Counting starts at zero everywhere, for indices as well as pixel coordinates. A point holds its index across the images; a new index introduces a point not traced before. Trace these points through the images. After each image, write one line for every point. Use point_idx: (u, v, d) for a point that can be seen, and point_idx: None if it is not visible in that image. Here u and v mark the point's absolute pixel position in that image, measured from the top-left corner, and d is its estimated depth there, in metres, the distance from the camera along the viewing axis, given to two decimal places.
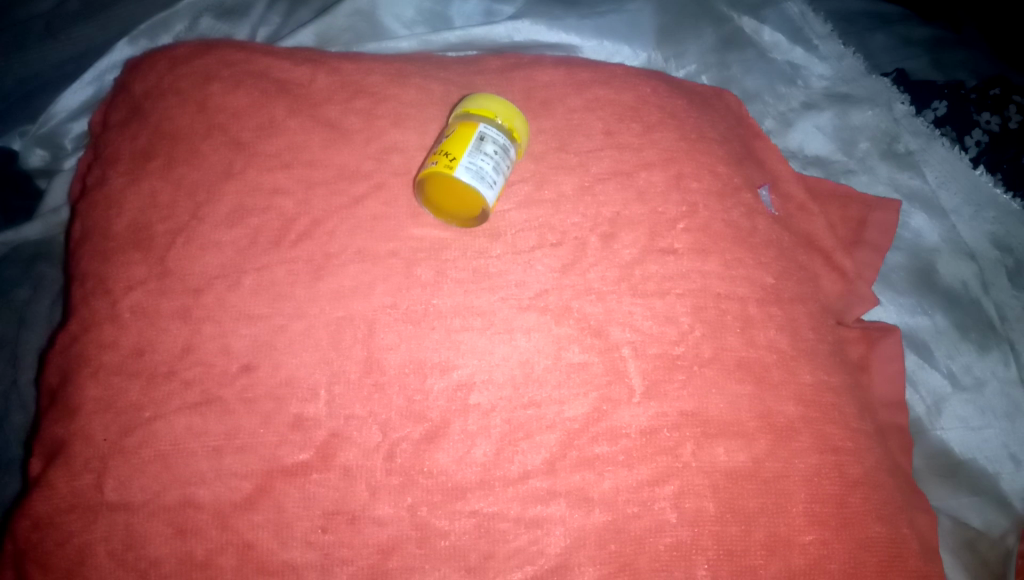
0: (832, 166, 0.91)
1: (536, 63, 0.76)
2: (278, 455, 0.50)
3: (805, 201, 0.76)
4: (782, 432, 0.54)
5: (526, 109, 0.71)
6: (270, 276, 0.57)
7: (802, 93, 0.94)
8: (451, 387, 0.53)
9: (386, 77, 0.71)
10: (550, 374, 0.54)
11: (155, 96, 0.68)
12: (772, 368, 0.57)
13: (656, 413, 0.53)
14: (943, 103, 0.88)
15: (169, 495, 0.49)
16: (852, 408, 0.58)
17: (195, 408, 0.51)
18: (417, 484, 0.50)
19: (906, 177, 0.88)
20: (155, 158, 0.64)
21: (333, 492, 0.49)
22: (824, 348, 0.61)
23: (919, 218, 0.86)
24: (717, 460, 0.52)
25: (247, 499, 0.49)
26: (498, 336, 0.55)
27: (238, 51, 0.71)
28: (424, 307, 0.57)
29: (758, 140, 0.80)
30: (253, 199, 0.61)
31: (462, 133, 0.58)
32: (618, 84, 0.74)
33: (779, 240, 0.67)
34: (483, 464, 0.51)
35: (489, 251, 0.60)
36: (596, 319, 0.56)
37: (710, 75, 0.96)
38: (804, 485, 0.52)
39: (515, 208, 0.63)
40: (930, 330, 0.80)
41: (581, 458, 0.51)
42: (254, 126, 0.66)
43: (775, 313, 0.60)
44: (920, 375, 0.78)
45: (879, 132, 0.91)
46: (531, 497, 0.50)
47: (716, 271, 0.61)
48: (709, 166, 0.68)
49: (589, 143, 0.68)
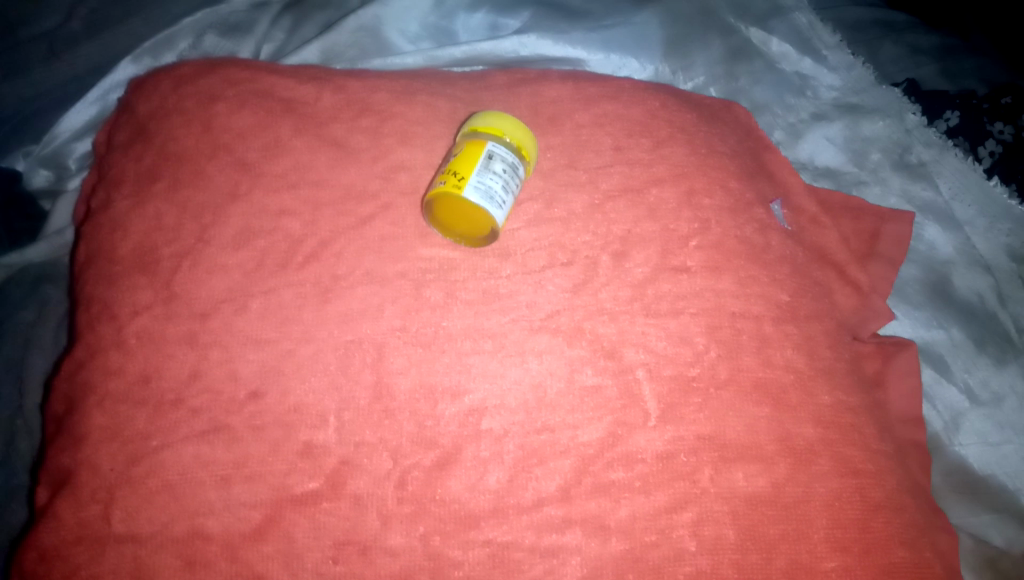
0: (843, 178, 0.89)
1: (542, 78, 0.75)
2: (287, 484, 0.50)
3: (817, 213, 0.76)
4: (802, 455, 0.53)
5: (534, 125, 0.70)
6: (277, 299, 0.57)
7: (811, 104, 0.93)
8: (463, 412, 0.52)
9: (392, 94, 0.71)
10: (563, 398, 0.53)
11: (159, 116, 0.67)
12: (790, 390, 0.55)
13: (673, 437, 0.52)
14: (955, 113, 0.87)
15: (178, 526, 0.48)
16: (872, 428, 0.57)
17: (203, 436, 0.51)
18: (429, 513, 0.49)
19: (919, 188, 0.86)
20: (160, 180, 0.63)
21: (344, 522, 0.48)
22: (842, 367, 0.60)
23: (933, 230, 0.85)
24: (736, 485, 0.51)
25: (256, 529, 0.48)
26: (508, 359, 0.54)
27: (243, 70, 0.70)
28: (434, 330, 0.56)
29: (768, 152, 0.79)
30: (259, 221, 0.61)
31: (470, 151, 0.57)
32: (627, 99, 0.73)
33: (793, 256, 0.66)
34: (496, 491, 0.50)
35: (499, 271, 0.59)
36: (608, 341, 0.55)
37: (718, 87, 0.95)
38: (825, 511, 0.51)
39: (525, 226, 0.62)
40: (947, 344, 0.79)
41: (596, 484, 0.50)
42: (259, 145, 0.65)
43: (791, 331, 0.59)
44: (937, 390, 0.77)
45: (890, 143, 0.89)
46: (546, 525, 0.49)
47: (730, 288, 0.60)
48: (720, 181, 0.67)
49: (598, 159, 0.67)
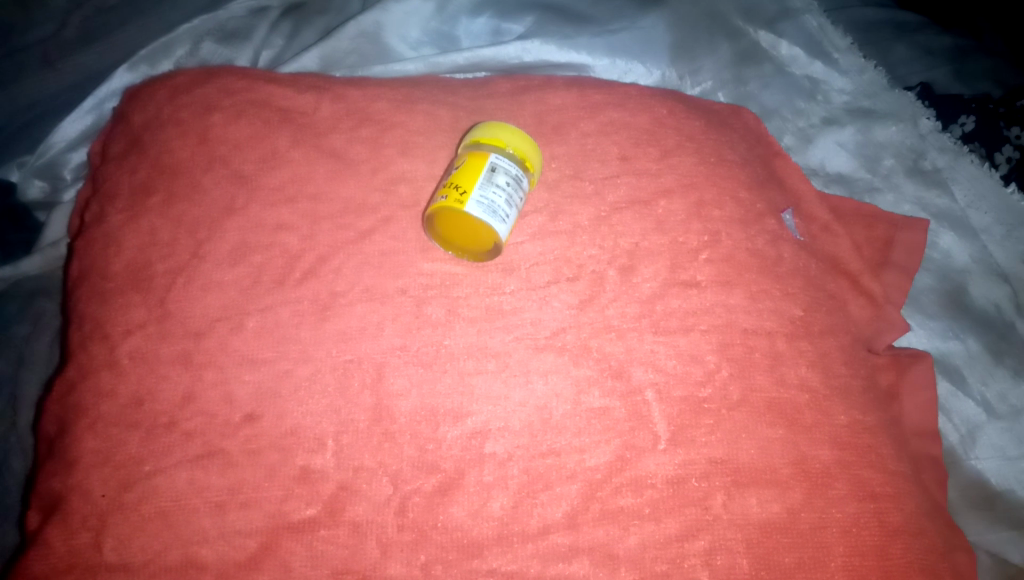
0: (855, 184, 0.87)
1: (546, 86, 0.74)
2: (284, 511, 0.48)
3: (829, 221, 0.74)
4: (817, 479, 0.51)
5: (538, 135, 0.68)
6: (274, 317, 0.55)
7: (822, 108, 0.90)
8: (466, 435, 0.51)
9: (392, 103, 0.69)
10: (569, 420, 0.51)
11: (154, 127, 0.66)
12: (805, 410, 0.53)
13: (683, 461, 0.50)
14: (971, 118, 0.84)
15: (171, 554, 0.46)
16: (889, 448, 0.55)
17: (197, 461, 0.49)
18: (430, 541, 0.47)
19: (933, 195, 0.84)
20: (155, 194, 0.61)
21: (342, 550, 0.47)
22: (858, 384, 0.58)
23: (948, 237, 0.82)
24: (749, 512, 0.49)
25: (252, 558, 0.46)
26: (512, 379, 0.53)
27: (240, 79, 0.68)
28: (435, 349, 0.54)
29: (778, 159, 0.77)
30: (256, 235, 0.59)
31: (472, 164, 0.56)
32: (633, 106, 0.71)
33: (805, 268, 0.64)
34: (500, 518, 0.48)
35: (503, 286, 0.57)
36: (616, 360, 0.53)
37: (726, 92, 0.93)
38: (842, 538, 0.49)
39: (529, 240, 0.60)
40: (963, 355, 0.77)
41: (604, 510, 0.48)
42: (256, 157, 0.63)
43: (805, 348, 0.57)
44: (954, 403, 0.75)
45: (904, 148, 0.86)
46: (552, 553, 0.47)
47: (742, 303, 0.58)
48: (730, 192, 0.65)
49: (604, 169, 0.65)
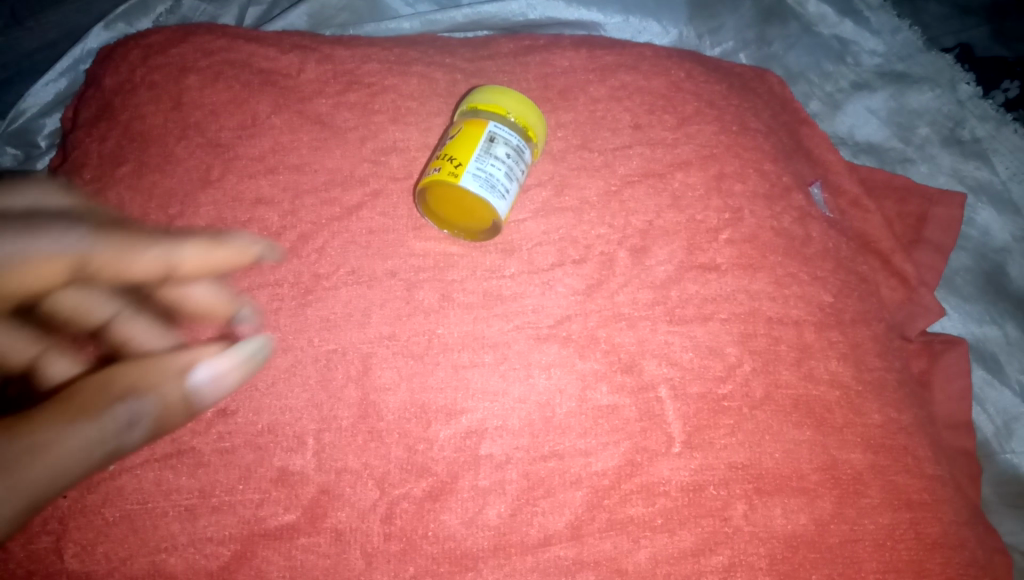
0: (887, 154, 0.80)
1: (552, 46, 0.67)
2: (259, 517, 0.43)
3: (858, 195, 0.68)
4: (848, 487, 0.46)
5: (543, 100, 0.62)
6: (251, 302, 0.50)
7: (851, 72, 0.83)
8: (460, 435, 0.46)
9: (384, 64, 0.63)
10: (574, 419, 0.46)
11: (125, 91, 0.60)
12: (835, 409, 0.49)
13: (700, 467, 0.45)
14: (1015, 83, 0.77)
15: (137, 563, 0.42)
16: (926, 450, 0.50)
17: (165, 461, 0.45)
18: (419, 551, 0.43)
19: (971, 167, 0.77)
20: (125, 164, 0.56)
21: (323, 561, 0.42)
22: (893, 378, 0.53)
23: (987, 213, 0.76)
24: (773, 523, 0.44)
25: (224, 568, 0.42)
26: (512, 373, 0.48)
27: (219, 38, 0.62)
28: (428, 338, 0.49)
29: (805, 127, 0.71)
30: (233, 211, 0.54)
31: (469, 132, 0.50)
32: (648, 69, 0.64)
33: (836, 248, 0.58)
34: (496, 527, 0.43)
35: (503, 269, 0.52)
36: (626, 352, 0.49)
37: (748, 53, 0.85)
38: (875, 552, 0.45)
39: (532, 217, 0.55)
40: (1001, 341, 0.71)
41: (612, 520, 0.44)
42: (234, 124, 0.58)
43: (836, 339, 0.52)
44: (989, 392, 0.70)
45: (940, 116, 0.79)
46: (554, 567, 0.42)
47: (766, 289, 0.52)
48: (754, 163, 0.59)
49: (615, 139, 0.59)
